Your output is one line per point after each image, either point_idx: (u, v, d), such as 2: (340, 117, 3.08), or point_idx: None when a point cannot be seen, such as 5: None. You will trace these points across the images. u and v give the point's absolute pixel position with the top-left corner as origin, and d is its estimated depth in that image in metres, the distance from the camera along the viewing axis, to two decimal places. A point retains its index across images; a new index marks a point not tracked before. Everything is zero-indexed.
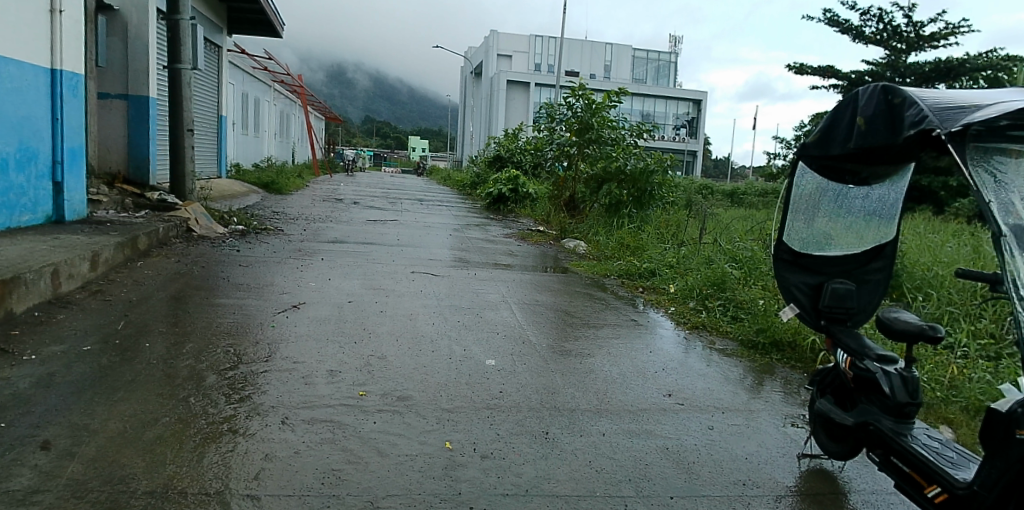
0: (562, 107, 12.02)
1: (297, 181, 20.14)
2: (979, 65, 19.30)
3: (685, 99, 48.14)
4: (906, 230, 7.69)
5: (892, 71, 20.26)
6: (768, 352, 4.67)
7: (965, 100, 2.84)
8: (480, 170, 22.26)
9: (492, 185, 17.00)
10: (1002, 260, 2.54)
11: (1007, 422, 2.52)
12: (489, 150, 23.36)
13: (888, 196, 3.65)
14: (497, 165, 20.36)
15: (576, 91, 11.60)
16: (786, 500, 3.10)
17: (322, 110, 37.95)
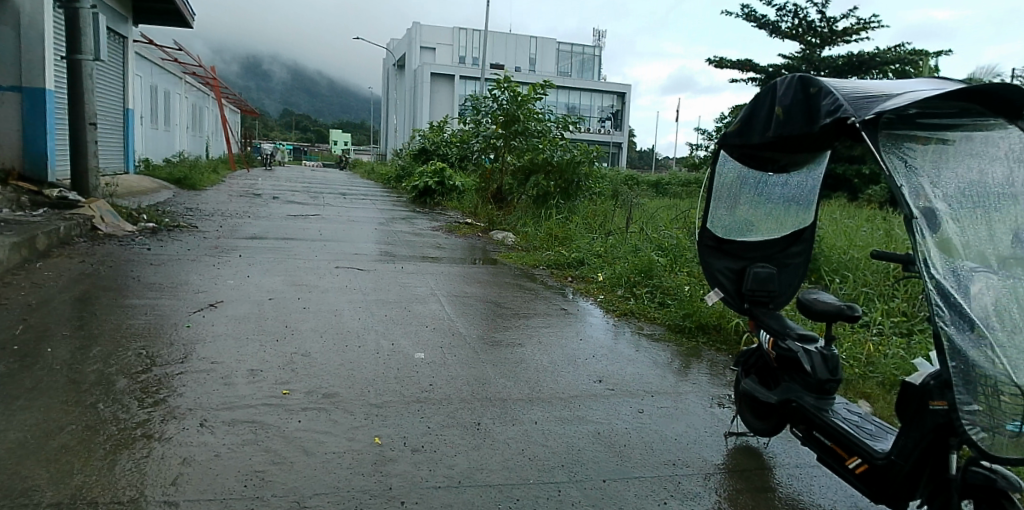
0: (487, 99, 11.97)
1: (214, 177, 19.37)
2: (887, 60, 20.30)
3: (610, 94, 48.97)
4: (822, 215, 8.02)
5: (807, 65, 21.12)
6: (694, 335, 4.78)
7: (874, 90, 3.05)
8: (406, 163, 21.95)
9: (418, 177, 16.81)
10: (914, 240, 2.82)
11: (922, 394, 2.82)
12: (414, 143, 23.06)
13: (805, 183, 3.76)
14: (423, 158, 20.14)
15: (501, 84, 11.53)
16: (714, 478, 3.24)
17: (239, 106, 36.60)
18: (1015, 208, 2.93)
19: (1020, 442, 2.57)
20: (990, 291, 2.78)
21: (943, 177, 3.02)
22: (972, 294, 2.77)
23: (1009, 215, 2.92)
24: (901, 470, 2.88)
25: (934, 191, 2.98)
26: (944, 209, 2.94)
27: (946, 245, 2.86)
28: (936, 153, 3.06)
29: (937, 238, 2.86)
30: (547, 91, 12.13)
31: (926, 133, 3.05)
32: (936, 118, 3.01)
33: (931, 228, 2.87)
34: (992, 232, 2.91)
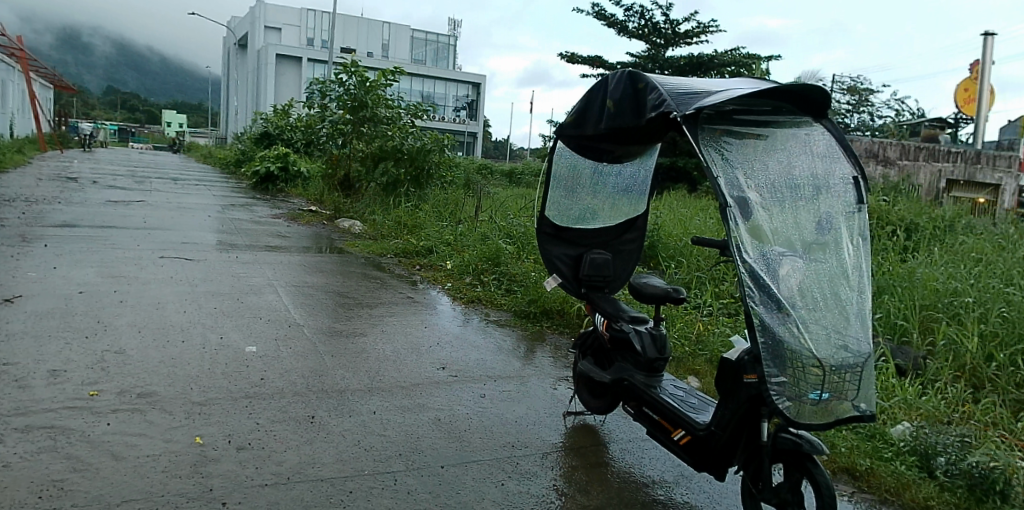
0: (334, 84, 11.51)
1: (19, 158, 17.35)
2: (724, 62, 20.07)
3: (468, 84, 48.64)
4: (661, 205, 8.51)
5: (654, 64, 20.60)
6: (538, 320, 4.90)
7: (699, 88, 3.21)
8: (246, 147, 20.82)
9: (260, 162, 16.04)
10: (729, 228, 3.00)
11: (738, 369, 3.08)
12: (256, 126, 21.92)
13: (637, 173, 3.92)
14: (266, 142, 19.25)
15: (349, 67, 11.21)
16: (552, 457, 3.36)
17: (62, 81, 33.05)
18: (818, 198, 3.25)
19: (823, 408, 2.88)
20: (795, 273, 3.06)
21: (758, 168, 3.23)
22: (780, 276, 3.03)
23: (812, 204, 3.24)
24: (719, 440, 3.13)
25: (749, 181, 3.18)
26: (756, 198, 3.15)
27: (757, 232, 3.08)
28: (750, 147, 3.24)
29: (750, 226, 3.07)
30: (397, 77, 11.94)
31: (745, 129, 3.23)
32: (751, 114, 3.24)
33: (744, 215, 3.07)
34: (797, 219, 3.20)
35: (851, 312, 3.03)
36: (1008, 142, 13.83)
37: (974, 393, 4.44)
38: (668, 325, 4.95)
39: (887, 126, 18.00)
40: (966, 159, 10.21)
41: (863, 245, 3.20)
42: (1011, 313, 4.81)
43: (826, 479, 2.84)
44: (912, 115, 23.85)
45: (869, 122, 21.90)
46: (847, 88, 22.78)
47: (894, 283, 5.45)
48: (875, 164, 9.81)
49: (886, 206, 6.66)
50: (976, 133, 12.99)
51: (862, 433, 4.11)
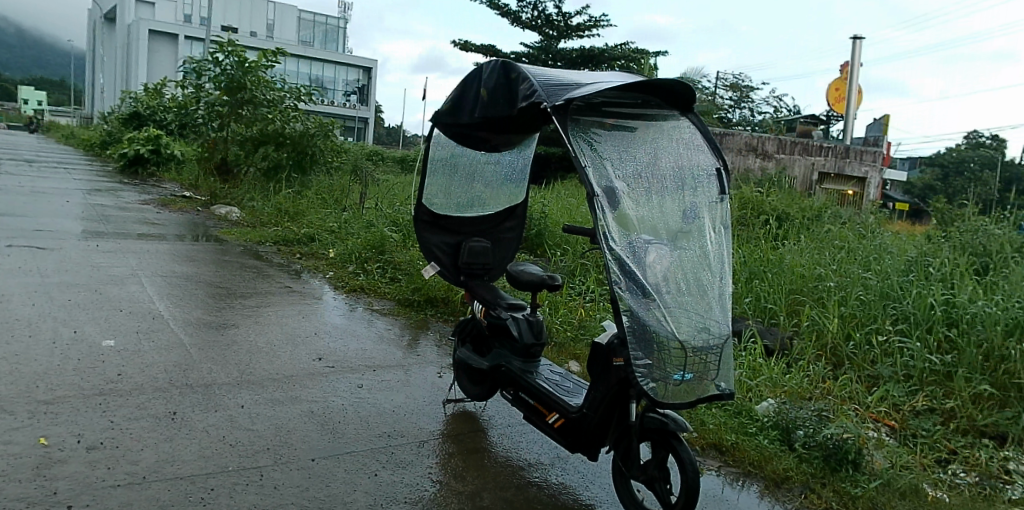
0: (210, 64, 11.15)
1: None
2: (616, 55, 18.67)
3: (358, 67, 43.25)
4: (548, 192, 8.70)
5: (546, 57, 18.93)
6: (423, 308, 4.89)
7: (564, 79, 3.29)
8: (113, 128, 19.52)
9: (128, 143, 15.13)
10: (596, 216, 3.07)
11: (607, 352, 3.19)
12: (125, 106, 20.61)
13: (516, 162, 3.97)
14: (135, 124, 18.13)
15: (225, 47, 10.87)
16: (429, 444, 3.38)
17: None
18: (685, 189, 3.40)
19: (685, 388, 3.03)
20: (660, 261, 3.18)
21: (627, 159, 3.32)
22: (646, 263, 3.14)
23: (678, 194, 3.38)
24: (590, 422, 3.22)
25: (618, 172, 3.26)
26: (624, 188, 3.24)
27: (624, 220, 3.17)
28: (619, 138, 3.33)
29: (617, 215, 3.15)
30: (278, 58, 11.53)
31: (614, 121, 3.33)
32: (619, 106, 3.34)
33: (611, 205, 3.15)
34: (663, 208, 3.32)
35: (711, 297, 3.21)
36: (874, 138, 14.94)
37: (832, 371, 4.77)
38: (552, 311, 5.05)
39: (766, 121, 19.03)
40: (836, 154, 11.01)
41: (724, 234, 3.39)
42: (868, 295, 5.14)
43: (689, 454, 3.00)
44: (789, 112, 25.32)
45: (748, 118, 23.10)
46: (730, 85, 23.90)
47: (765, 270, 5.78)
48: (755, 157, 10.33)
49: (760, 197, 7.04)
50: (846, 129, 13.95)
51: (730, 410, 4.29)
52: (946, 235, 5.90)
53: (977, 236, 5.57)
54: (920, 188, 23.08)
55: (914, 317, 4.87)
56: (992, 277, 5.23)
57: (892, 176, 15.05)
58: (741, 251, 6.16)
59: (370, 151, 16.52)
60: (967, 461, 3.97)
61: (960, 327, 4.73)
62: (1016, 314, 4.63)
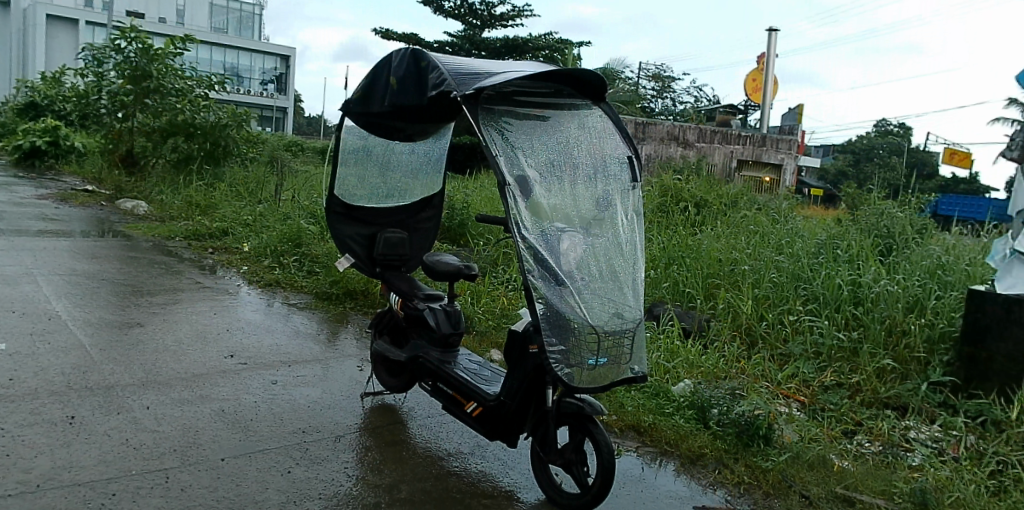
0: (111, 51, 10.51)
1: None
2: (539, 46, 18.53)
3: (271, 55, 40.37)
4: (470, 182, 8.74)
5: (469, 47, 18.44)
6: (342, 301, 4.85)
7: (472, 67, 3.28)
8: (6, 118, 18.41)
9: (23, 136, 14.31)
10: (508, 205, 3.06)
11: (523, 339, 3.20)
12: (19, 96, 19.43)
13: (431, 151, 3.93)
14: (31, 114, 17.13)
15: (127, 32, 10.23)
16: (345, 439, 3.35)
17: None
18: (597, 178, 3.44)
19: (598, 372, 3.08)
20: (574, 248, 3.21)
21: (540, 148, 3.33)
22: (559, 251, 3.17)
23: (591, 182, 3.42)
24: (508, 409, 3.22)
25: (530, 161, 3.26)
26: (536, 176, 3.25)
27: (537, 209, 3.18)
28: (530, 127, 3.34)
29: (529, 204, 3.16)
30: (185, 45, 11.13)
31: (525, 111, 3.35)
32: (530, 96, 3.36)
33: (524, 193, 3.15)
34: (576, 196, 3.35)
35: (623, 283, 3.27)
36: (789, 127, 15.54)
37: (747, 350, 4.94)
38: (475, 300, 5.07)
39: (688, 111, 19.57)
40: (753, 142, 11.42)
41: (637, 221, 3.46)
42: (780, 277, 5.34)
43: (605, 437, 3.05)
44: (709, 102, 26.08)
45: (670, 108, 23.72)
46: (652, 76, 24.47)
47: (684, 254, 5.94)
48: (677, 145, 10.58)
49: (679, 185, 7.23)
50: (762, 118, 14.47)
51: (648, 392, 4.39)
52: (853, 218, 6.19)
53: (881, 219, 5.85)
54: (833, 174, 24.17)
55: (823, 297, 5.09)
56: (894, 257, 5.51)
57: (807, 163, 15.66)
58: (660, 237, 6.31)
59: (290, 143, 16.11)
60: (872, 432, 4.19)
61: (865, 305, 4.98)
62: (914, 293, 4.92)
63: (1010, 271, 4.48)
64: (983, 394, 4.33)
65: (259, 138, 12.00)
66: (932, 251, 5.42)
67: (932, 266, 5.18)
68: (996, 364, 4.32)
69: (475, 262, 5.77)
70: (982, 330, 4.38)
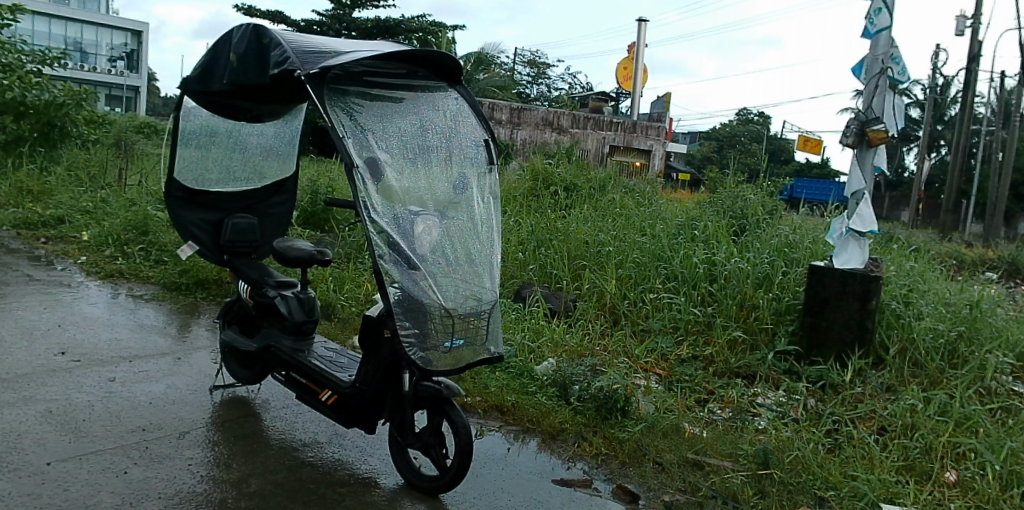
0: None
1: None
2: (412, 28, 17.92)
3: (126, 29, 37.49)
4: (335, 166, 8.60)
5: (339, 26, 17.42)
6: (192, 291, 4.76)
7: (319, 45, 3.19)
8: None
9: None
10: (355, 187, 2.97)
11: (377, 325, 3.15)
12: None
13: (282, 133, 3.96)
14: None
15: None
16: (190, 435, 3.19)
17: None
18: (453, 161, 3.41)
19: (453, 354, 3.07)
20: (429, 231, 3.16)
21: (391, 130, 3.26)
22: (413, 234, 3.11)
23: (446, 165, 3.38)
24: (364, 396, 3.16)
25: (380, 143, 3.19)
26: (387, 158, 3.18)
27: (388, 193, 3.10)
28: (381, 109, 3.27)
29: (380, 187, 3.08)
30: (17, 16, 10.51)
31: (374, 92, 3.28)
32: (381, 76, 3.30)
33: (374, 175, 3.07)
34: (430, 179, 3.30)
35: (479, 266, 3.27)
36: (658, 114, 16.24)
37: (610, 327, 5.13)
38: (338, 288, 4.99)
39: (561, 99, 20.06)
40: (624, 128, 11.82)
41: (493, 203, 3.46)
42: (642, 257, 5.57)
43: (462, 419, 3.07)
44: (584, 90, 26.78)
45: (547, 95, 24.20)
46: (528, 62, 24.96)
47: (551, 237, 6.09)
48: (551, 131, 11.20)
49: (549, 169, 7.40)
50: (634, 105, 14.99)
51: (512, 372, 4.46)
52: (711, 199, 6.52)
53: (737, 202, 6.20)
54: (700, 160, 25.46)
55: (682, 275, 5.35)
56: (746, 237, 5.85)
57: (676, 148, 16.37)
58: (529, 221, 6.44)
59: (141, 124, 15.01)
60: (722, 399, 4.44)
61: (719, 282, 5.27)
62: (764, 269, 5.26)
63: (845, 248, 4.86)
64: (822, 360, 4.72)
65: (104, 119, 11.30)
66: (780, 231, 5.80)
67: (781, 245, 5.52)
68: (833, 332, 4.72)
69: (338, 248, 5.71)
70: (822, 303, 4.76)
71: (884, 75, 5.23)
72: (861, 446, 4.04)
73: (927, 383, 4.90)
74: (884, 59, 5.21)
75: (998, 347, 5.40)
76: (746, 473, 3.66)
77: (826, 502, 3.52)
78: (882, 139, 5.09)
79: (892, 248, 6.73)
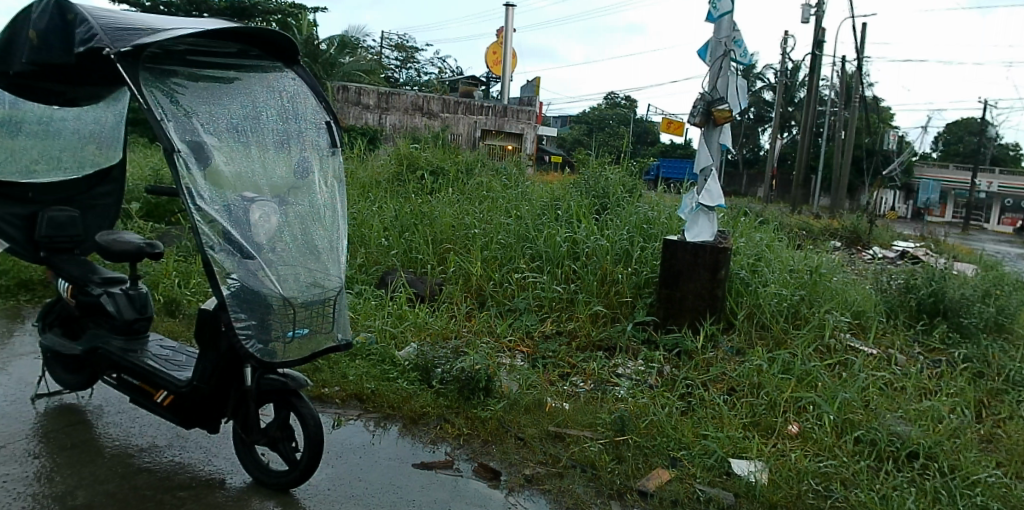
0: None
1: None
2: (270, 10, 17.03)
3: None
4: None
5: (189, 8, 16.22)
6: (15, 294, 4.66)
7: (134, 23, 3.01)
8: None
9: None
10: (178, 172, 2.79)
11: (214, 319, 2.99)
12: None
13: (105, 118, 3.86)
14: None
15: None
16: (7, 449, 3.00)
17: None
18: (293, 146, 3.31)
19: (297, 344, 2.98)
20: (266, 219, 3.03)
21: (219, 113, 3.10)
22: (249, 222, 2.97)
23: (283, 149, 3.27)
24: (202, 394, 3.00)
25: (207, 127, 3.02)
26: (215, 142, 3.01)
27: (216, 177, 2.93)
28: (207, 90, 3.11)
29: (206, 171, 2.90)
30: None
31: (200, 73, 3.11)
32: (207, 56, 3.14)
33: (199, 160, 2.90)
34: (266, 164, 3.18)
35: (322, 252, 3.18)
36: (529, 98, 16.50)
37: (476, 309, 5.18)
38: (183, 283, 4.82)
39: (434, 85, 19.95)
40: (495, 113, 13.04)
41: (337, 188, 3.39)
42: (507, 239, 5.68)
43: (311, 410, 2.98)
44: (454, 74, 26.73)
45: (421, 81, 24.00)
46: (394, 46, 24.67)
47: (416, 222, 6.09)
48: (421, 115, 12.17)
49: (415, 154, 7.37)
50: (504, 89, 15.13)
51: (374, 359, 4.41)
52: (575, 179, 6.71)
53: (598, 182, 6.40)
54: (571, 142, 25.91)
55: (546, 254, 5.49)
56: (607, 215, 6.06)
57: (547, 132, 16.70)
58: (393, 206, 6.40)
59: None
60: (584, 372, 4.57)
61: (581, 260, 5.44)
62: (622, 246, 5.47)
63: (696, 222, 5.13)
64: (677, 328, 4.96)
65: None
66: (639, 209, 6.02)
67: (639, 222, 5.75)
68: (687, 302, 4.98)
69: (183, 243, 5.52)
70: (677, 274, 4.99)
71: (727, 57, 5.53)
72: (711, 407, 4.28)
73: (773, 344, 5.27)
74: (727, 42, 5.51)
75: (835, 308, 5.89)
76: (603, 441, 3.80)
77: (678, 461, 3.71)
78: (727, 118, 5.40)
79: (742, 220, 7.19)
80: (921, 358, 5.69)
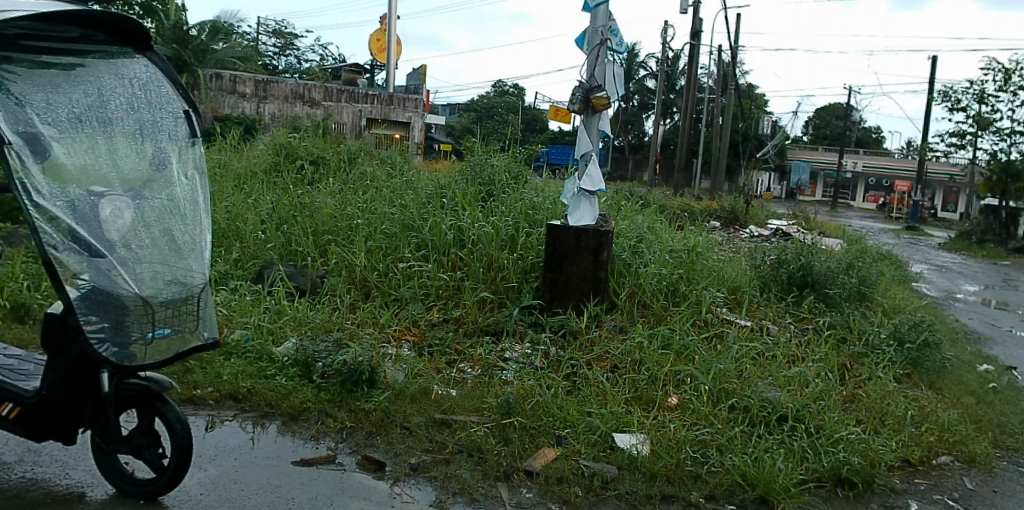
0: None
1: None
2: None
3: None
4: None
5: None
6: None
7: None
8: None
9: None
10: (9, 166, 2.55)
11: (61, 324, 2.76)
12: None
13: None
14: None
15: None
16: None
17: None
18: (147, 137, 3.14)
19: (158, 345, 2.82)
20: (118, 214, 2.85)
21: (59, 102, 2.87)
22: (99, 218, 2.77)
23: (137, 140, 3.09)
24: (52, 404, 2.79)
25: (44, 117, 2.78)
26: (55, 133, 2.78)
27: (57, 171, 2.71)
28: (44, 77, 2.86)
29: (45, 164, 2.68)
30: None
31: (36, 57, 2.85)
32: (45, 39, 2.89)
33: (36, 152, 2.67)
34: (117, 156, 2.99)
35: (183, 247, 3.04)
36: (417, 86, 16.35)
37: (361, 300, 5.11)
38: (33, 288, 4.50)
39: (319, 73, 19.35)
40: (381, 101, 13.66)
41: (199, 180, 3.25)
42: (392, 228, 5.66)
43: (177, 414, 2.86)
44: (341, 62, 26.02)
45: (305, 70, 23.22)
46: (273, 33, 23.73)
47: (295, 214, 5.95)
48: (303, 103, 12.57)
49: (293, 145, 7.17)
50: (389, 77, 14.91)
51: (250, 357, 4.28)
52: (461, 167, 6.73)
53: (483, 169, 6.45)
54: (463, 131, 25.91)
55: (432, 243, 5.50)
56: (492, 202, 6.12)
57: None
58: (270, 199, 6.22)
59: None
60: (471, 358, 4.60)
61: (467, 247, 5.48)
62: (507, 232, 5.56)
63: (578, 207, 5.26)
64: (562, 311, 5.09)
65: None
66: (523, 195, 6.12)
67: (524, 208, 5.86)
68: (571, 284, 5.11)
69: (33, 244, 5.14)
70: (562, 258, 5.11)
71: (603, 45, 5.69)
72: (595, 385, 4.42)
73: (653, 321, 5.52)
74: (603, 31, 5.66)
75: (711, 285, 6.22)
76: (490, 424, 3.86)
77: (564, 439, 3.82)
78: (605, 105, 5.56)
79: (624, 204, 7.45)
80: (791, 327, 6.11)
